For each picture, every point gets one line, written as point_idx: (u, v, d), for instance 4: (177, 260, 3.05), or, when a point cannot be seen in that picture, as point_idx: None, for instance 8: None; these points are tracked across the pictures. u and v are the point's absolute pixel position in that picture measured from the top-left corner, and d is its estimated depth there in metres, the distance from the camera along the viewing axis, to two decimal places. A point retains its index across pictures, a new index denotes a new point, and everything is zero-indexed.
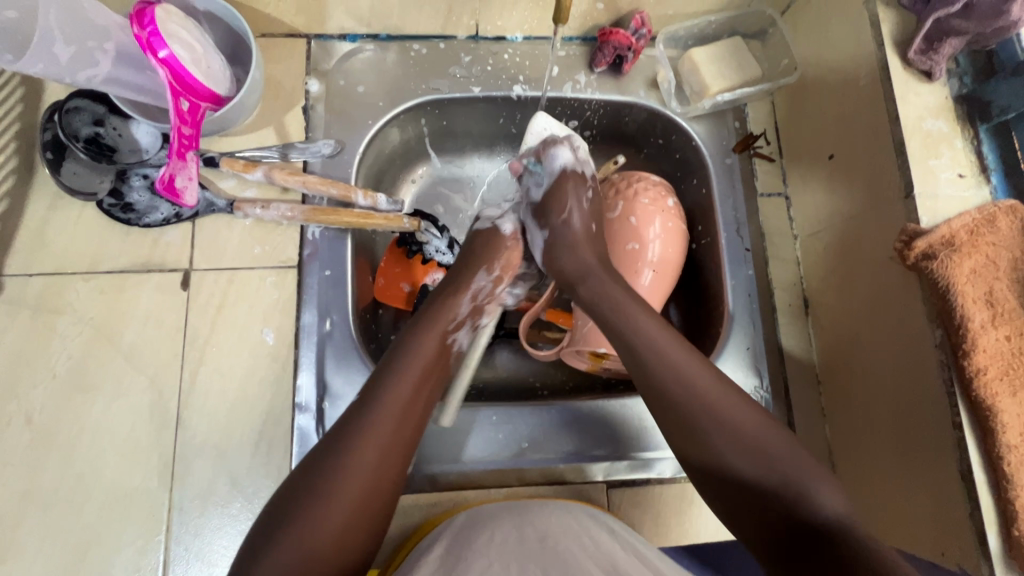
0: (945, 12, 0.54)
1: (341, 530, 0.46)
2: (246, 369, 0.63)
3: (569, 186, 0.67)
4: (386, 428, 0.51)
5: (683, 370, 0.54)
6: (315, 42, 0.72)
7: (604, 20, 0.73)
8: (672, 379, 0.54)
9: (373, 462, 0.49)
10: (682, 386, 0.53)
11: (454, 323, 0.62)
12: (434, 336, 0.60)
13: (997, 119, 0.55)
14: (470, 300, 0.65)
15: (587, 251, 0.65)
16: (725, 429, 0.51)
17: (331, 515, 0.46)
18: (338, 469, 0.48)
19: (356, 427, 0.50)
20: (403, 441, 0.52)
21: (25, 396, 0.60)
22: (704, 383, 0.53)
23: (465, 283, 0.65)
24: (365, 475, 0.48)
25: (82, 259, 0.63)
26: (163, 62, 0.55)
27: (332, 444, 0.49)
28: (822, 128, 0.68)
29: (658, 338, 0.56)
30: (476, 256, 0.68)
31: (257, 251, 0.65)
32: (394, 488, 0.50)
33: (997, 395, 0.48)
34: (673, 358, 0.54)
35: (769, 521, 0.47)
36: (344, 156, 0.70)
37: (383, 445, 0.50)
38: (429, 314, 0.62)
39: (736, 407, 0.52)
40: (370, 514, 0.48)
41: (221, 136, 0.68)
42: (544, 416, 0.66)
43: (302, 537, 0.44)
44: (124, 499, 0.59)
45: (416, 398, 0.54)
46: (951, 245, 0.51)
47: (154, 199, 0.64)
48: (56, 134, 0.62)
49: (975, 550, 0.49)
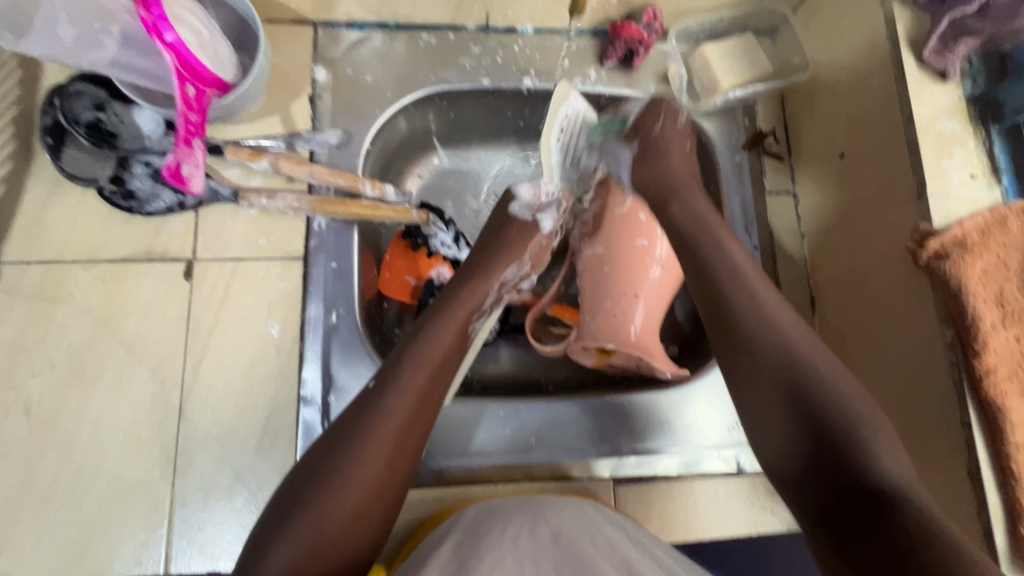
0: (960, 12, 0.55)
1: (359, 512, 0.46)
2: (249, 363, 0.62)
3: (664, 109, 0.68)
4: (402, 415, 0.50)
5: (758, 314, 0.51)
6: (322, 30, 0.70)
7: (616, 13, 0.72)
8: (751, 338, 0.51)
9: (388, 448, 0.48)
10: (760, 340, 0.50)
11: (478, 311, 0.62)
12: (456, 322, 0.59)
13: (1010, 120, 0.56)
14: (499, 288, 0.65)
15: (683, 167, 0.65)
16: (787, 369, 0.48)
17: (348, 500, 0.45)
18: (353, 456, 0.47)
19: (373, 412, 0.49)
20: (418, 428, 0.51)
21: (22, 387, 0.59)
22: (782, 331, 0.50)
23: (497, 272, 0.65)
24: (376, 466, 0.47)
25: (81, 248, 0.62)
26: (170, 46, 0.53)
27: (346, 431, 0.48)
28: (833, 126, 0.67)
29: (740, 275, 0.54)
30: (509, 249, 0.66)
31: (262, 242, 0.64)
32: (407, 478, 0.50)
33: (1006, 396, 0.48)
34: (751, 298, 0.52)
35: (815, 470, 0.44)
36: (352, 147, 0.69)
37: (394, 437, 0.49)
38: (452, 301, 0.60)
39: (802, 345, 0.49)
40: (386, 500, 0.48)
41: (225, 124, 0.67)
42: (554, 410, 0.66)
43: (317, 522, 0.44)
44: (125, 491, 0.58)
45: (434, 384, 0.54)
46: (963, 246, 0.51)
47: (156, 186, 0.62)
48: (56, 118, 0.60)
49: (981, 548, 0.50)
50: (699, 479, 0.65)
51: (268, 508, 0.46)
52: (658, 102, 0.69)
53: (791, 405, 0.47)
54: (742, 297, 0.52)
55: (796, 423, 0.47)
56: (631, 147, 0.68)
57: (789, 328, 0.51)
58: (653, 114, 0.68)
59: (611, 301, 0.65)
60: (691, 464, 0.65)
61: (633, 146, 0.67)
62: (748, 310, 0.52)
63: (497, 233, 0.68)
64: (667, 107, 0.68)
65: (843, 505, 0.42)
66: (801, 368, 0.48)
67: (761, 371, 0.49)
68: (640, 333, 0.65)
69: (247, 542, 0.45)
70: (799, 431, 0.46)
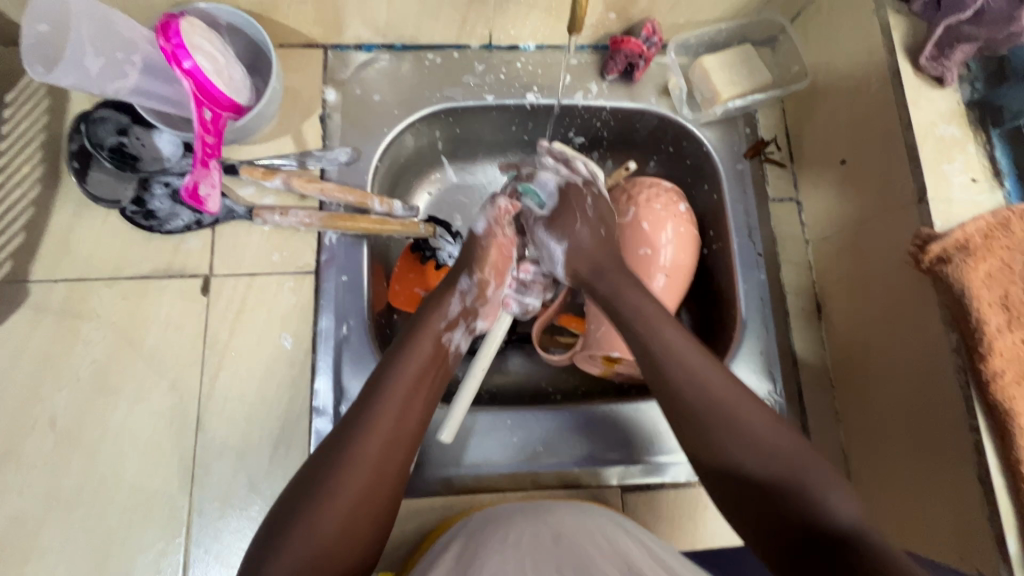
0: (955, 19, 0.56)
1: (346, 521, 0.46)
2: (263, 373, 0.64)
3: (574, 202, 0.67)
4: (387, 423, 0.51)
5: (686, 370, 0.54)
6: (332, 53, 0.73)
7: (616, 28, 0.74)
8: (695, 409, 0.52)
9: (376, 453, 0.50)
10: (705, 413, 0.51)
11: (447, 323, 0.62)
12: (429, 334, 0.60)
13: (1009, 124, 0.56)
14: (459, 300, 0.64)
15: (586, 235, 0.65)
16: (725, 418, 0.51)
17: (337, 507, 0.46)
18: (346, 463, 0.48)
19: (359, 423, 0.51)
20: (406, 437, 0.52)
21: (48, 400, 0.61)
22: (694, 370, 0.54)
23: (450, 283, 0.65)
24: (364, 472, 0.48)
25: (104, 265, 0.65)
26: (187, 72, 0.56)
27: (338, 443, 0.50)
28: (833, 133, 0.68)
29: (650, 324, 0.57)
30: (470, 256, 0.66)
31: (276, 257, 0.67)
32: (396, 488, 0.50)
33: (1015, 399, 0.48)
34: (671, 350, 0.55)
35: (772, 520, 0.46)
36: (361, 164, 0.71)
37: (382, 444, 0.50)
38: (422, 315, 0.62)
39: (725, 394, 0.52)
40: (376, 506, 0.48)
41: (241, 145, 0.70)
42: (555, 419, 0.67)
43: (308, 533, 0.45)
44: (145, 500, 0.60)
45: (415, 394, 0.55)
46: (965, 249, 0.51)
47: (175, 206, 0.65)
48: (83, 145, 0.64)
49: (994, 555, 0.49)
50: (706, 486, 0.66)
51: (266, 522, 0.47)
52: (563, 189, 0.68)
53: (759, 466, 0.48)
54: (675, 367, 0.54)
55: (758, 481, 0.48)
56: (560, 244, 0.66)
57: (706, 373, 0.53)
58: (567, 209, 0.67)
59: None
60: (698, 472, 0.66)
61: (551, 233, 0.67)
62: (676, 369, 0.54)
63: (469, 243, 0.67)
64: (574, 194, 0.68)
65: (804, 554, 0.44)
66: (734, 430, 0.50)
67: (699, 421, 0.52)
68: None
69: (248, 554, 0.45)
70: (760, 472, 0.48)
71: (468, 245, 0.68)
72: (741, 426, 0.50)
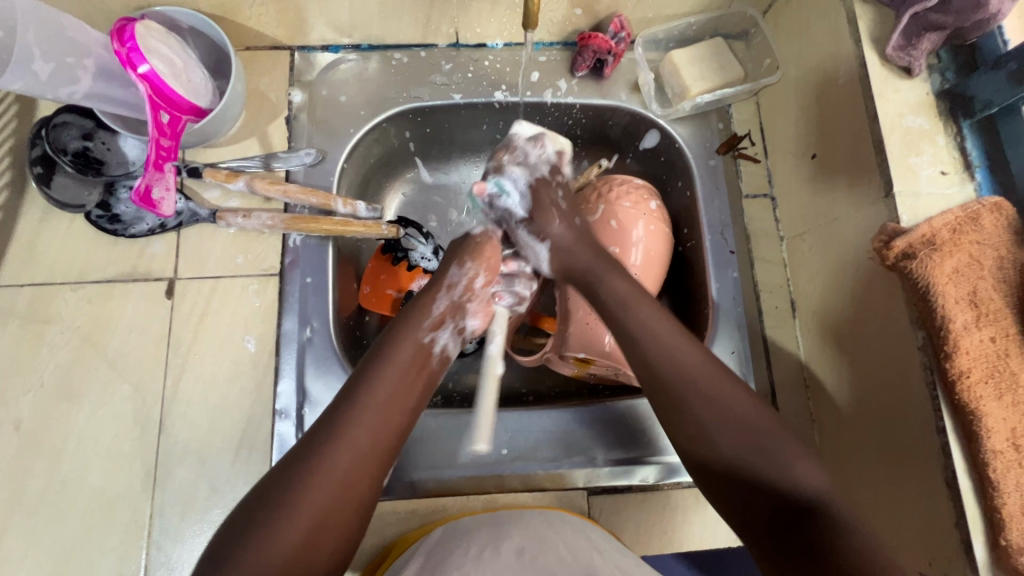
0: (921, 7, 0.53)
1: (305, 535, 0.44)
2: (227, 376, 0.64)
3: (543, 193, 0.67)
4: (361, 436, 0.49)
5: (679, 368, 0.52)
6: (298, 54, 0.73)
7: (584, 24, 0.73)
8: (684, 402, 0.51)
9: (343, 466, 0.47)
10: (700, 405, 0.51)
11: (431, 322, 0.59)
12: (410, 336, 0.57)
13: (980, 114, 0.53)
14: (446, 297, 0.61)
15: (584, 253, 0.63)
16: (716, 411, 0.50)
17: (299, 519, 0.44)
18: (311, 476, 0.46)
19: (329, 434, 0.49)
20: (379, 450, 0.50)
21: (12, 404, 0.61)
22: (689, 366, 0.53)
23: (438, 279, 0.62)
24: (329, 485, 0.46)
25: (70, 270, 0.65)
26: (143, 77, 0.56)
27: (302, 454, 0.48)
28: (805, 127, 0.66)
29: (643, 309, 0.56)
30: (460, 252, 0.65)
31: (240, 260, 0.67)
32: (366, 498, 0.48)
33: (981, 399, 0.46)
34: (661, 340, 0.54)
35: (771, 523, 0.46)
36: (326, 165, 0.70)
37: (352, 457, 0.48)
38: (404, 317, 0.59)
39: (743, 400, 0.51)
40: (342, 519, 0.46)
41: (206, 148, 0.69)
42: (558, 417, 0.66)
43: (263, 547, 0.42)
44: (107, 504, 0.60)
45: (391, 407, 0.52)
46: (931, 244, 0.49)
47: (140, 210, 0.66)
48: (44, 150, 0.63)
49: (961, 561, 0.48)
50: (676, 489, 0.64)
51: (221, 532, 0.45)
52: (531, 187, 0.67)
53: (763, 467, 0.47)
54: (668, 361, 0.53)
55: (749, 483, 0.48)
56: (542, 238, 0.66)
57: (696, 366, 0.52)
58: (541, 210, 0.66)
59: (582, 311, 0.67)
60: (668, 475, 0.64)
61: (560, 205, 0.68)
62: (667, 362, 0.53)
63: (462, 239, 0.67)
64: (543, 190, 0.67)
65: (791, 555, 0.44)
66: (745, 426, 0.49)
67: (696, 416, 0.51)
68: (614, 341, 0.66)
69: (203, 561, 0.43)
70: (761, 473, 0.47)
71: (464, 240, 0.66)
72: (751, 426, 0.49)
